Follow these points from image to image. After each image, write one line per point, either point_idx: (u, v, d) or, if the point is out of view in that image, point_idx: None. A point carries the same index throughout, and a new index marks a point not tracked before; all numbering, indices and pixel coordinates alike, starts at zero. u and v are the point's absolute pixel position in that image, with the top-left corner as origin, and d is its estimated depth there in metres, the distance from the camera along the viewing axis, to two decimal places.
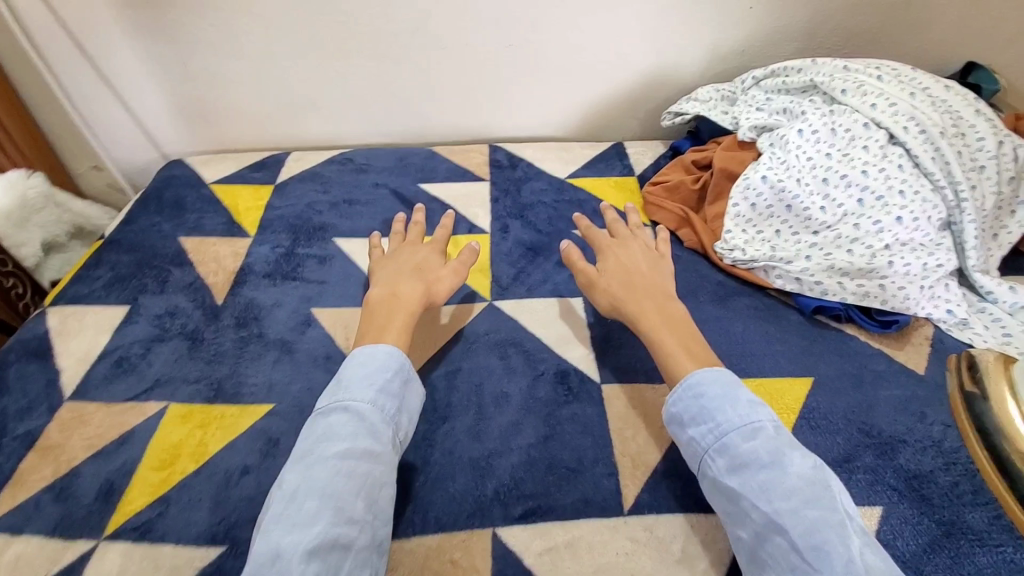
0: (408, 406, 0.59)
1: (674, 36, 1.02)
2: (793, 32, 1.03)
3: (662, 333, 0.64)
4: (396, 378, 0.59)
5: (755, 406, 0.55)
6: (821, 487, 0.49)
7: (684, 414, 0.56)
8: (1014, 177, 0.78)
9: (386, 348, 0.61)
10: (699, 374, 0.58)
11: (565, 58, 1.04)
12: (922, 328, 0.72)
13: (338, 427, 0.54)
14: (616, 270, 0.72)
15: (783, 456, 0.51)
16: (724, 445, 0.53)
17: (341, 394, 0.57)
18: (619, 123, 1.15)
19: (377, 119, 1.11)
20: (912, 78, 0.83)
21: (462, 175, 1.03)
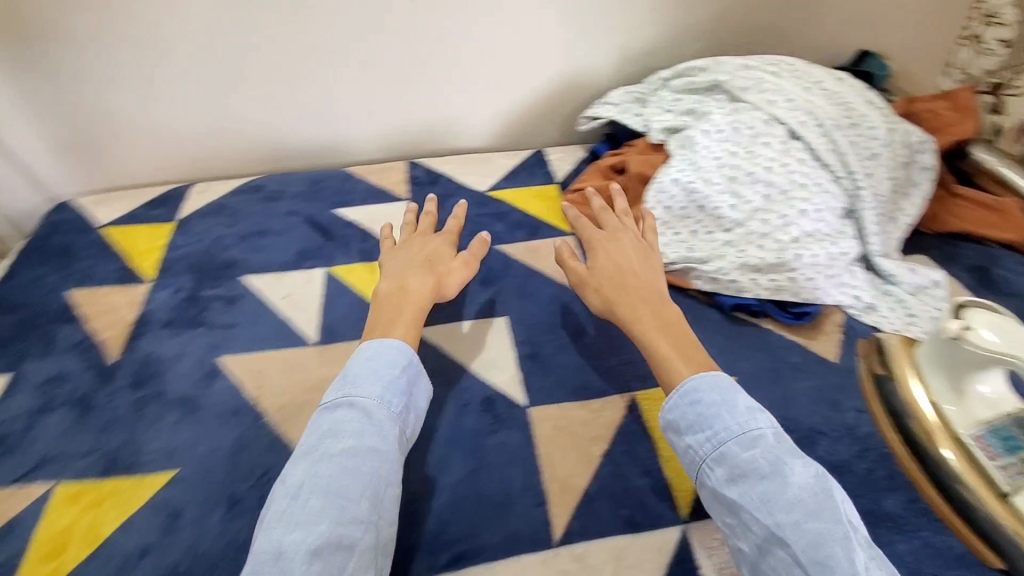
0: (414, 402, 0.59)
1: (581, 42, 1.02)
2: (697, 31, 1.05)
3: (657, 338, 0.63)
4: (401, 375, 0.59)
5: (753, 413, 0.55)
6: (824, 497, 0.49)
7: (681, 421, 0.56)
8: (907, 162, 0.81)
9: (394, 345, 0.61)
10: (696, 378, 0.58)
11: (476, 69, 1.02)
12: (834, 316, 0.74)
13: (343, 423, 0.54)
14: (613, 266, 0.70)
15: (784, 465, 0.51)
16: (722, 454, 0.53)
17: (351, 389, 0.57)
18: (540, 128, 1.13)
19: (287, 142, 1.05)
20: (807, 73, 0.86)
21: (379, 196, 0.99)
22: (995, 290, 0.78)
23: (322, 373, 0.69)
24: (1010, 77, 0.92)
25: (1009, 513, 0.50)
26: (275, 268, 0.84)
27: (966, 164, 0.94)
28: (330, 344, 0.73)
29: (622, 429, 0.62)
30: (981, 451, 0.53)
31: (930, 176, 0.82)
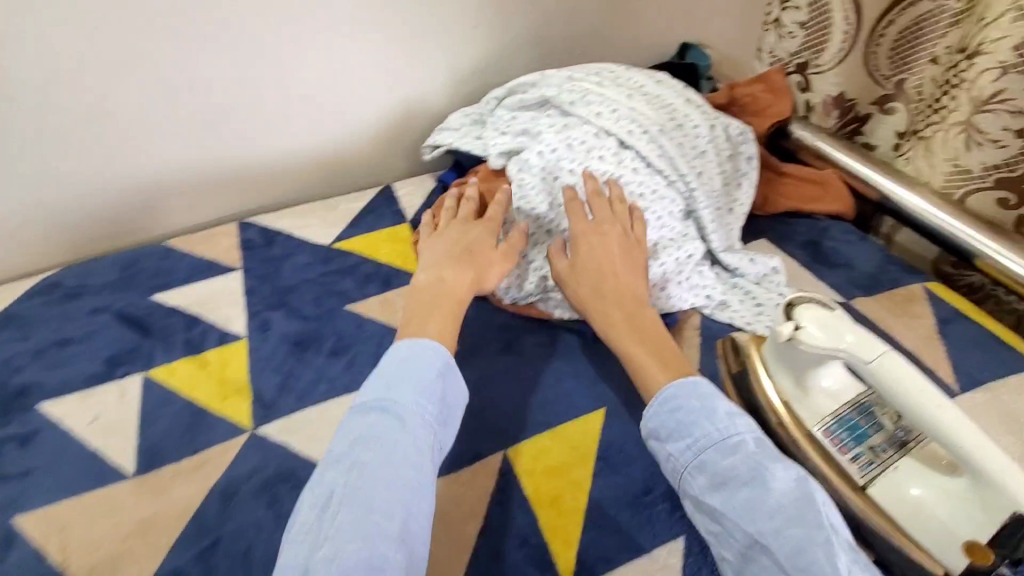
0: (448, 407, 0.58)
1: (406, 67, 0.96)
2: (524, 43, 1.03)
3: (636, 345, 0.64)
4: (430, 383, 0.58)
5: (734, 419, 0.55)
6: (806, 501, 0.49)
7: (664, 429, 0.56)
8: (732, 155, 0.84)
9: (429, 365, 0.59)
10: (680, 385, 0.58)
11: (297, 111, 0.93)
12: (691, 319, 0.75)
13: (374, 431, 0.53)
14: (598, 264, 0.68)
15: (765, 468, 0.51)
16: (702, 462, 0.54)
17: (384, 395, 0.56)
18: (384, 163, 1.06)
19: (83, 225, 0.89)
20: (628, 78, 0.86)
21: (207, 270, 0.87)
22: (827, 263, 0.82)
23: (142, 514, 0.59)
24: (812, 58, 0.96)
25: (866, 501, 0.51)
26: (79, 385, 0.71)
27: (789, 142, 1.00)
28: (152, 472, 0.63)
29: (495, 497, 0.58)
30: (834, 447, 0.54)
31: (755, 163, 0.86)
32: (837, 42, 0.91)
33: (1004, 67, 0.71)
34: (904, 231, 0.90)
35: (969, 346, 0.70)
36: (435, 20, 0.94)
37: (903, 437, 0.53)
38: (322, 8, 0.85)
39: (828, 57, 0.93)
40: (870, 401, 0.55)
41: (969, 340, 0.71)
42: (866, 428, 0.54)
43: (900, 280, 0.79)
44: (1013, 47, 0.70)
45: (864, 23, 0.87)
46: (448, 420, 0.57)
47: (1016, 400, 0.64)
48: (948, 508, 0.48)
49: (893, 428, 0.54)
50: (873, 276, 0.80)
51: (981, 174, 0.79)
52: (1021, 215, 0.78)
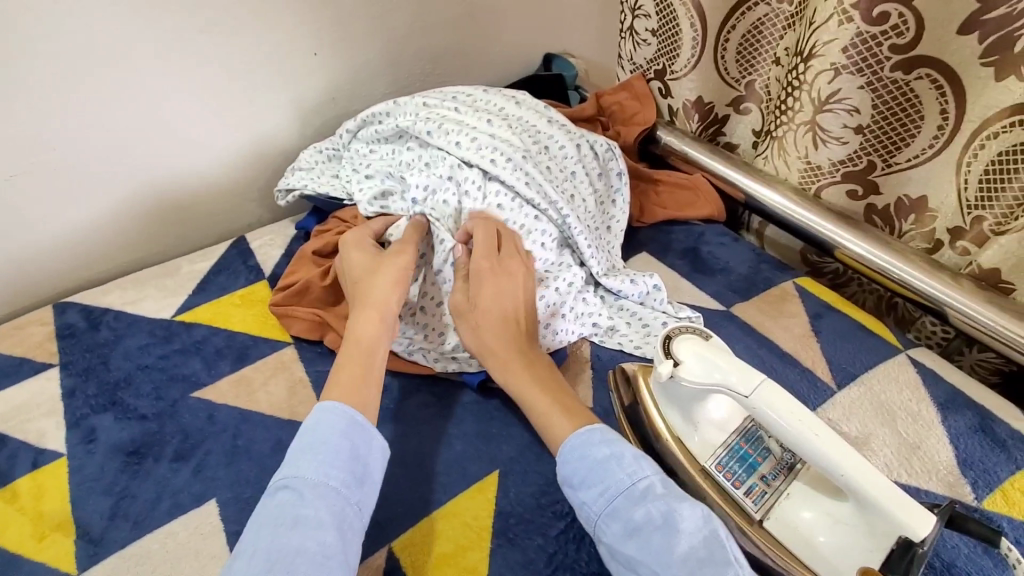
0: (368, 464, 0.52)
1: (240, 105, 0.86)
2: (376, 66, 0.95)
3: (535, 394, 0.59)
4: (341, 443, 0.52)
5: (641, 460, 0.51)
6: (714, 540, 0.45)
7: (574, 477, 0.51)
8: (602, 172, 0.82)
9: (337, 429, 0.52)
10: (590, 430, 0.54)
11: (108, 167, 0.80)
12: (579, 351, 0.71)
13: (283, 510, 0.47)
14: (496, 310, 0.63)
15: (675, 507, 0.47)
16: (614, 510, 0.49)
17: (289, 469, 0.50)
18: (235, 213, 0.95)
19: None
20: (487, 102, 0.82)
21: (14, 371, 0.72)
22: (706, 271, 0.82)
23: None
24: (668, 64, 0.96)
25: (763, 537, 0.50)
26: None
27: (658, 148, 1.00)
28: None
29: None
30: (727, 480, 0.52)
31: (626, 179, 0.84)
32: (688, 48, 0.91)
33: (837, 68, 0.73)
34: (771, 227, 0.93)
35: (842, 339, 0.72)
36: (264, 49, 0.83)
37: (791, 460, 0.52)
38: (117, 50, 0.73)
39: (682, 63, 0.93)
40: (756, 426, 0.54)
41: (841, 332, 0.72)
42: (756, 457, 0.53)
43: (773, 279, 0.80)
44: (841, 49, 0.72)
45: (708, 30, 0.88)
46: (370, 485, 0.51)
47: (887, 389, 0.66)
48: (837, 535, 0.47)
49: (781, 451, 0.53)
50: (750, 278, 0.81)
51: (830, 169, 0.82)
52: (868, 204, 0.82)
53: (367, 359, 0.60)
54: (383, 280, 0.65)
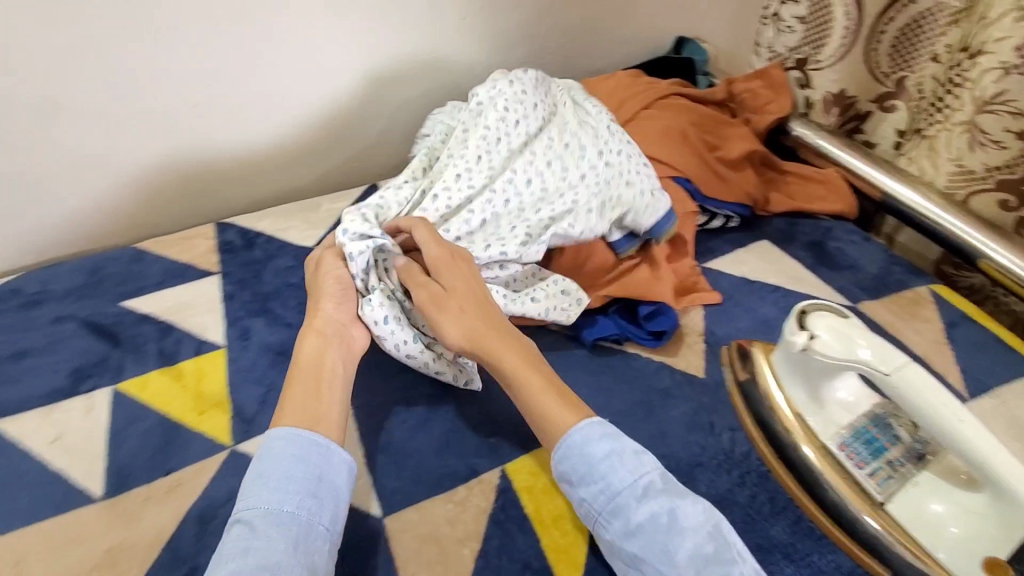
0: (330, 484, 0.49)
1: (390, 60, 0.92)
2: (514, 37, 0.99)
3: (525, 371, 0.57)
4: (300, 467, 0.49)
5: (640, 456, 0.52)
6: (718, 535, 0.47)
7: (573, 476, 0.51)
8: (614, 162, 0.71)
9: (284, 451, 0.49)
10: (582, 426, 0.53)
11: (273, 105, 0.88)
12: (693, 323, 0.72)
13: (234, 544, 0.44)
14: (459, 300, 0.59)
15: (675, 505, 0.48)
16: (617, 507, 0.49)
17: (243, 501, 0.47)
18: (367, 161, 1.01)
19: (41, 226, 0.83)
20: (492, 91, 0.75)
21: (181, 274, 0.82)
22: (831, 265, 0.80)
23: (108, 543, 0.53)
24: (812, 53, 0.93)
25: (886, 520, 0.50)
26: (39, 401, 0.65)
27: (788, 139, 0.97)
28: (120, 496, 0.57)
29: (492, 518, 0.54)
30: (849, 460, 0.53)
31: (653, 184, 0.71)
32: (836, 40, 0.89)
33: (1006, 67, 0.71)
34: (907, 230, 0.89)
35: (977, 351, 0.68)
36: (418, 11, 0.89)
37: (921, 449, 0.53)
38: None
39: (828, 53, 0.91)
40: (886, 412, 0.55)
41: (976, 344, 0.69)
42: (884, 441, 0.53)
43: (905, 283, 0.77)
44: (1015, 46, 0.70)
45: (865, 20, 0.85)
46: (331, 505, 0.48)
47: None
48: (968, 524, 0.47)
49: (911, 439, 0.53)
50: (879, 279, 0.78)
51: (983, 174, 0.78)
52: (1020, 217, 0.77)
53: (314, 380, 0.56)
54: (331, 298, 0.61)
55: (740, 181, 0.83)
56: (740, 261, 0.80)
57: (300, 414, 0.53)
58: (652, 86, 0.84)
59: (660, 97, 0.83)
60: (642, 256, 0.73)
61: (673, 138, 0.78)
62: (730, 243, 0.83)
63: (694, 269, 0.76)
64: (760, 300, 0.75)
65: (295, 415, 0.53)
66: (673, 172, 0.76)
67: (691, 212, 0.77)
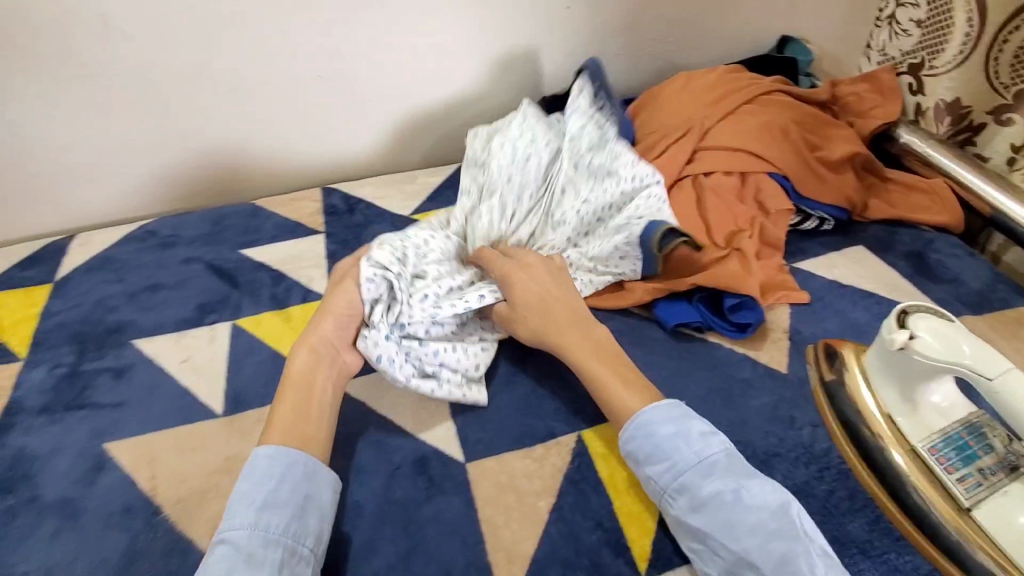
0: (313, 503, 0.50)
1: (495, 44, 0.94)
2: (616, 26, 0.99)
3: (592, 363, 0.59)
4: (284, 486, 0.50)
5: (707, 437, 0.53)
6: (784, 514, 0.47)
7: (640, 455, 0.53)
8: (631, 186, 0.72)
9: (269, 471, 0.50)
10: (652, 408, 0.54)
11: (382, 82, 0.92)
12: (778, 320, 0.71)
13: (219, 566, 0.45)
14: (533, 293, 0.63)
15: (740, 485, 0.49)
16: (682, 485, 0.51)
17: (226, 521, 0.48)
18: (463, 137, 1.03)
19: (176, 178, 0.93)
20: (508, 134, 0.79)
21: (292, 231, 0.89)
22: (930, 277, 0.77)
23: (226, 453, 0.60)
24: (928, 58, 0.90)
25: (972, 526, 0.49)
26: (170, 328, 0.74)
27: (894, 146, 0.93)
28: (237, 415, 0.64)
29: (569, 477, 0.57)
30: (938, 465, 0.52)
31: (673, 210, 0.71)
32: (956, 44, 0.86)
33: None
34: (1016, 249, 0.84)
35: None
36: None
37: (1016, 461, 0.51)
38: None
39: (946, 58, 0.87)
40: (982, 421, 0.53)
41: None
42: (977, 449, 0.51)
43: (1012, 302, 0.73)
44: None
45: (987, 27, 0.81)
46: (315, 523, 0.49)
47: None
48: None
49: (1006, 450, 0.51)
50: (983, 295, 0.74)
51: None
52: None
53: (304, 396, 0.56)
54: (329, 318, 0.61)
55: (839, 183, 0.81)
56: (832, 264, 0.79)
57: (286, 431, 0.54)
58: (754, 82, 0.84)
59: (764, 93, 0.82)
60: (731, 248, 0.71)
61: (773, 134, 0.77)
62: (823, 245, 0.81)
63: (783, 268, 0.75)
64: (851, 304, 0.73)
65: (282, 431, 0.54)
66: (770, 167, 0.76)
67: (786, 209, 0.75)
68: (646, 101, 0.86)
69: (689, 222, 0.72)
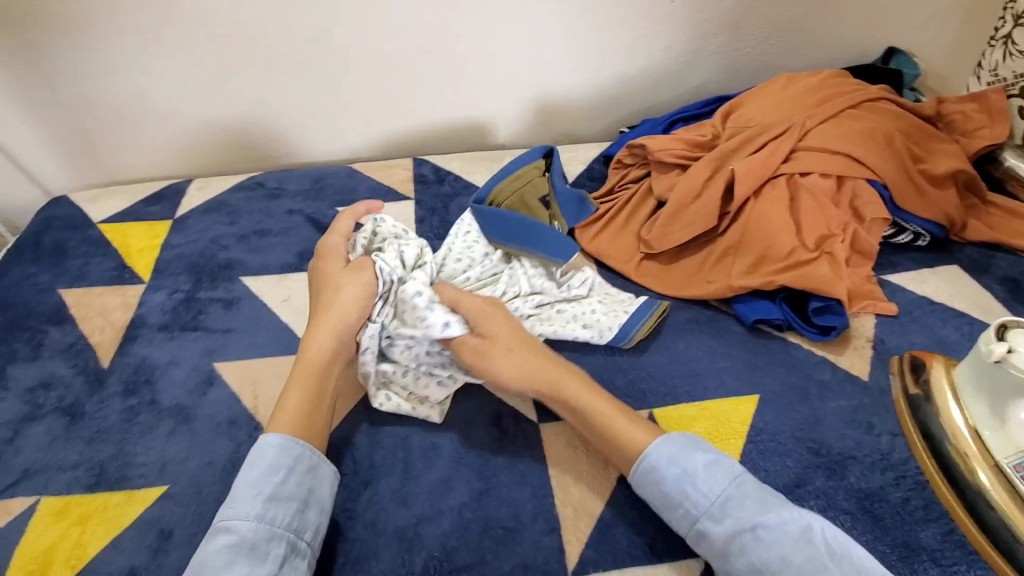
0: (315, 498, 0.51)
1: (597, 34, 0.96)
2: (718, 24, 0.99)
3: (592, 398, 0.55)
4: (290, 479, 0.50)
5: (713, 470, 0.50)
6: (807, 544, 0.45)
7: (652, 504, 0.50)
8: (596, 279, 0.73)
9: (269, 465, 0.50)
10: (647, 451, 0.51)
11: (485, 63, 0.96)
12: (862, 328, 0.70)
13: (218, 559, 0.45)
14: (506, 343, 0.58)
15: (756, 521, 0.47)
16: (700, 530, 0.49)
17: (229, 509, 0.48)
18: (551, 123, 1.06)
19: (284, 136, 0.99)
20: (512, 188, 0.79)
21: (384, 195, 0.94)
22: None
23: None
24: None
25: None
26: (274, 270, 0.80)
27: (998, 169, 0.90)
28: None
29: None
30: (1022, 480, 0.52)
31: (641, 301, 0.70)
32: None
33: None
34: None
35: None
36: None
37: None
38: None
39: None
40: None
41: None
42: None
43: None
44: None
45: None
46: (317, 516, 0.50)
47: None
48: None
49: None
50: None
51: None
52: None
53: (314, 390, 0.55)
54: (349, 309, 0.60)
55: (940, 199, 0.78)
56: (923, 280, 0.77)
57: (297, 421, 0.53)
58: (861, 88, 0.83)
59: (871, 99, 0.81)
60: (822, 251, 0.70)
61: (877, 141, 0.76)
62: (915, 261, 0.79)
63: (871, 278, 0.73)
64: (941, 322, 0.71)
65: (294, 421, 0.53)
66: (870, 174, 0.75)
67: (882, 219, 0.74)
68: (743, 98, 0.86)
69: (780, 223, 0.71)
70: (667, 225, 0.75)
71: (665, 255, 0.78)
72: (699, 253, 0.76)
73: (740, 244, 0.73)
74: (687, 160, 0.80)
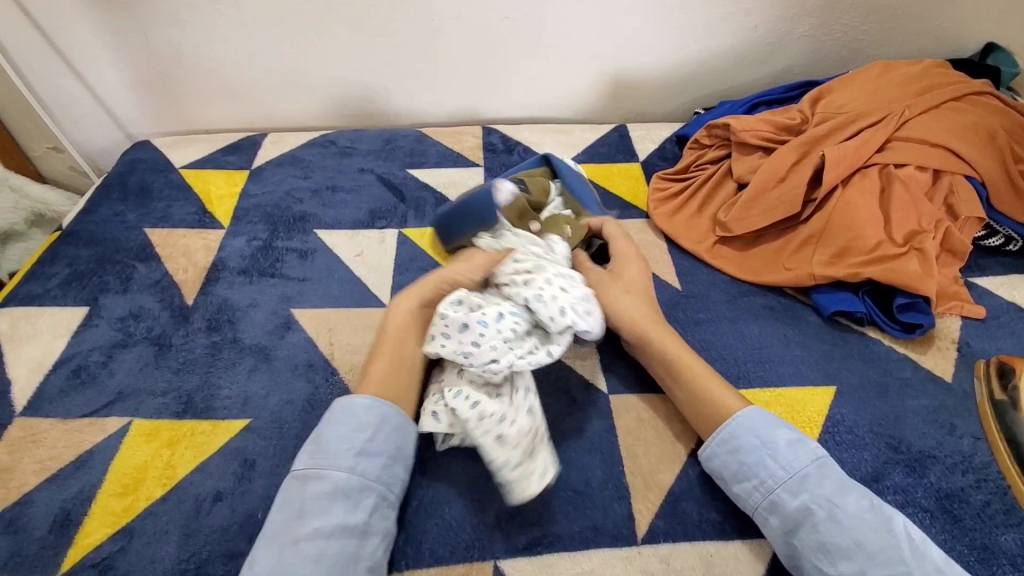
0: (402, 455, 0.52)
1: (681, 10, 0.93)
2: (809, 6, 0.95)
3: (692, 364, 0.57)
4: (378, 435, 0.51)
5: (796, 448, 0.50)
6: (883, 530, 0.45)
7: (725, 473, 0.51)
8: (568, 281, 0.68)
9: (362, 422, 0.51)
10: (735, 419, 0.52)
11: (563, 35, 0.94)
12: (946, 329, 0.67)
13: (317, 502, 0.47)
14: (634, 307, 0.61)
15: (834, 502, 0.47)
16: (774, 504, 0.48)
17: (319, 458, 0.49)
18: (621, 99, 1.04)
19: (359, 96, 1.01)
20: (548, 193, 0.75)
21: (454, 160, 0.94)
22: None
23: None
24: None
25: None
26: (346, 226, 0.82)
27: None
28: None
29: None
30: None
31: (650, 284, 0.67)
32: None
33: None
34: None
35: None
36: None
37: None
38: None
39: None
40: None
41: None
42: None
43: None
44: None
45: None
46: (405, 470, 0.51)
47: None
48: None
49: None
50: None
51: None
52: None
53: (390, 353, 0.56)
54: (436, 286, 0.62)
55: None
56: (1013, 286, 0.73)
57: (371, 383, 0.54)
58: (963, 80, 0.79)
59: (973, 93, 0.77)
60: (911, 246, 0.67)
61: (978, 137, 0.73)
62: (1006, 266, 0.76)
63: (958, 279, 0.71)
64: None
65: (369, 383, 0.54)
66: (968, 170, 0.72)
67: (976, 218, 0.71)
68: (835, 83, 0.83)
69: (868, 214, 0.69)
70: (747, 208, 0.74)
71: (740, 241, 0.76)
72: (778, 240, 0.74)
73: (822, 233, 0.71)
74: (772, 142, 0.78)
